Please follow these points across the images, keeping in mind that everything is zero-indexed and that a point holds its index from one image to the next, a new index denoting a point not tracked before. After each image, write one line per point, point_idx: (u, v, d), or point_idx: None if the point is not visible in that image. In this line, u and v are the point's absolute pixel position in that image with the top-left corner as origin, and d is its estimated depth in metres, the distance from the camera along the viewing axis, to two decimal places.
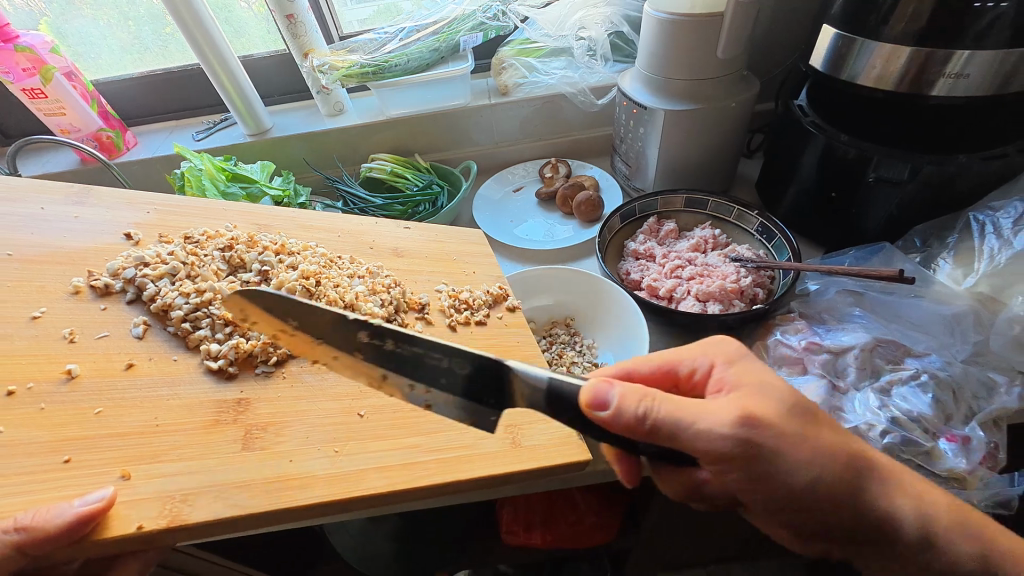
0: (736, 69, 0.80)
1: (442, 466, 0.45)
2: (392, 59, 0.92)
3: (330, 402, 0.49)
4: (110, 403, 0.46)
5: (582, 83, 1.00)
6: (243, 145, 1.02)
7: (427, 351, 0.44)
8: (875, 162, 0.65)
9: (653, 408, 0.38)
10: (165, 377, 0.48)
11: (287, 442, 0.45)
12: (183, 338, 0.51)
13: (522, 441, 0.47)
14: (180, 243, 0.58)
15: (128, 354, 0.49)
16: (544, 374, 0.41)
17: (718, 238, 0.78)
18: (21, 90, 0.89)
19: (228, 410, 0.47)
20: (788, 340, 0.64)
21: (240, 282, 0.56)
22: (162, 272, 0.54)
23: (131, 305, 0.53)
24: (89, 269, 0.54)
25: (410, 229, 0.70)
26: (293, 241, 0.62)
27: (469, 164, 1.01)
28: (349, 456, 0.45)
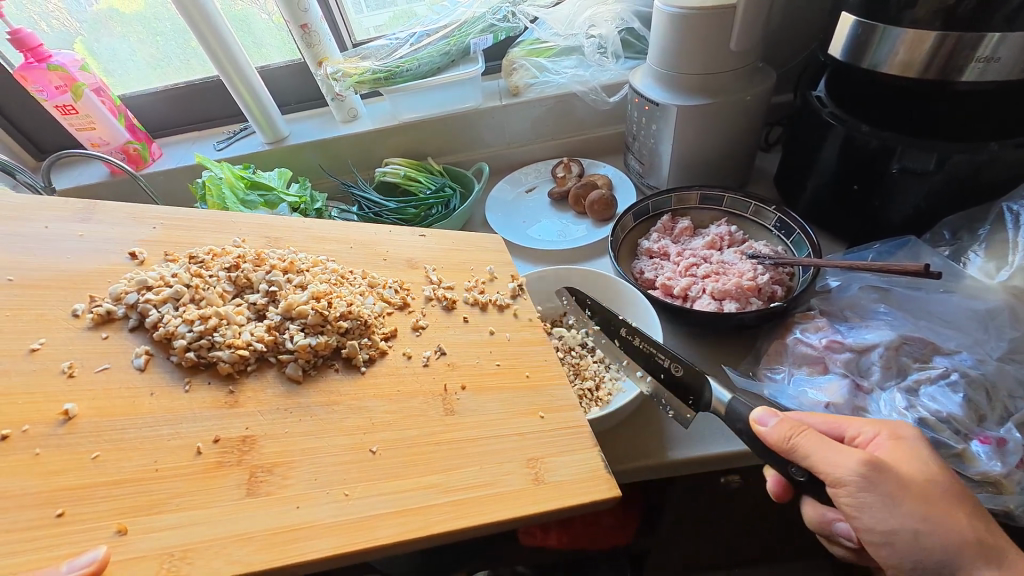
0: (749, 62, 0.79)
1: (457, 509, 0.44)
2: (403, 65, 0.94)
3: (342, 437, 0.48)
4: (108, 447, 0.43)
5: (592, 82, 0.99)
6: (263, 153, 1.05)
7: (658, 352, 0.60)
8: (899, 151, 0.63)
9: (805, 436, 0.45)
10: (166, 415, 0.47)
11: (293, 485, 0.44)
12: (188, 368, 0.51)
13: (543, 477, 0.47)
14: (185, 262, 0.59)
15: (130, 389, 0.48)
16: (729, 395, 0.53)
17: (734, 235, 0.76)
18: (54, 107, 0.93)
19: (231, 452, 0.45)
20: (808, 338, 0.62)
21: (247, 304, 0.58)
22: (166, 296, 0.54)
23: (133, 332, 0.52)
24: (90, 294, 0.54)
25: (426, 237, 0.72)
26: (302, 257, 0.63)
27: (481, 166, 1.01)
28: (360, 500, 0.44)
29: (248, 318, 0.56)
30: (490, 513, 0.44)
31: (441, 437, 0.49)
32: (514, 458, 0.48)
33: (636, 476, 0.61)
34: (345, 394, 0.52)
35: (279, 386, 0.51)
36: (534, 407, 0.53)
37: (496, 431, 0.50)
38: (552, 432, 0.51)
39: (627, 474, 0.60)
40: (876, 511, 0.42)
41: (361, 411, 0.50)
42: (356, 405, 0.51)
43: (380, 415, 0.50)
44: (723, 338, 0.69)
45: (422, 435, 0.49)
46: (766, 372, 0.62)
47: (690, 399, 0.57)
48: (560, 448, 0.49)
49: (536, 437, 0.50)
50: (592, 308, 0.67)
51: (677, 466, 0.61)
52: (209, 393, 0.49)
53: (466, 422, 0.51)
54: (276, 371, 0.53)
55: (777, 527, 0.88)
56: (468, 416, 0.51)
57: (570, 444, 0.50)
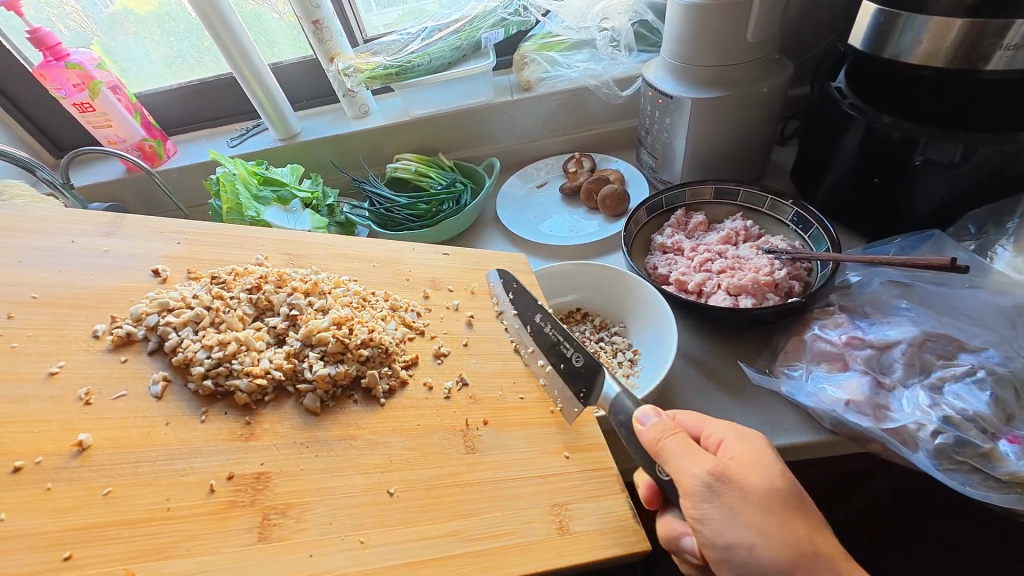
0: (765, 53, 0.77)
1: (479, 560, 0.44)
2: (414, 60, 0.93)
3: (359, 477, 0.48)
4: (121, 482, 0.44)
5: (605, 75, 0.98)
6: (274, 149, 1.05)
7: (566, 344, 0.61)
8: (923, 143, 0.61)
9: (670, 440, 0.45)
10: (181, 447, 0.47)
11: (308, 531, 0.44)
12: (206, 396, 0.51)
13: (570, 527, 0.47)
14: (205, 283, 0.59)
15: (146, 417, 0.48)
16: (617, 387, 0.54)
17: (750, 230, 0.74)
18: (71, 105, 0.95)
19: (245, 490, 0.45)
20: (827, 334, 0.60)
21: (267, 328, 0.57)
22: (186, 320, 0.55)
23: (152, 355, 0.53)
24: (112, 315, 0.54)
25: (449, 255, 0.72)
26: (324, 278, 0.63)
27: (492, 162, 1.00)
28: (376, 548, 0.44)
29: (267, 343, 0.56)
30: (516, 566, 0.44)
31: (461, 478, 0.49)
32: (539, 503, 0.48)
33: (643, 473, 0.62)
34: (364, 428, 0.52)
35: (296, 418, 0.52)
36: (559, 446, 0.53)
37: (518, 474, 0.50)
38: (575, 475, 0.50)
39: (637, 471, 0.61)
40: (725, 529, 0.40)
41: (383, 447, 0.50)
42: (375, 440, 0.51)
43: (400, 453, 0.50)
44: (739, 335, 0.67)
45: (444, 475, 0.49)
46: (783, 370, 0.61)
47: (584, 391, 0.56)
48: (578, 496, 0.49)
49: (565, 477, 0.50)
50: (518, 292, 0.68)
51: None
52: (225, 423, 0.50)
53: (488, 461, 0.51)
54: (293, 401, 0.53)
55: None
56: (492, 454, 0.51)
57: (591, 489, 0.49)
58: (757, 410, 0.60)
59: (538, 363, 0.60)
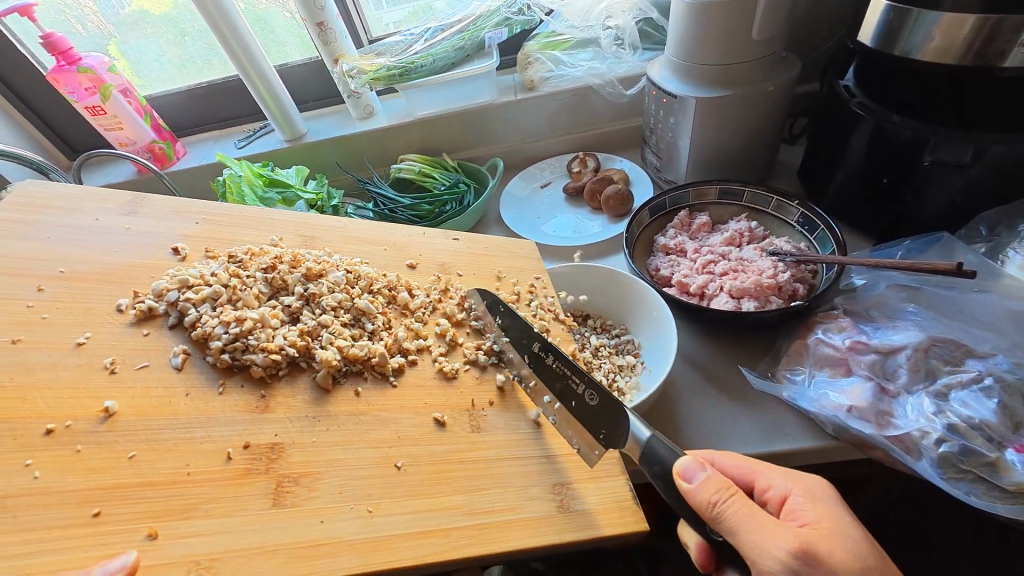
0: (773, 51, 0.76)
1: (480, 534, 0.45)
2: (417, 60, 0.93)
3: (369, 450, 0.49)
4: (144, 446, 0.45)
5: (609, 74, 0.97)
6: (280, 151, 1.06)
7: (574, 376, 0.55)
8: (932, 143, 0.60)
9: (728, 503, 0.43)
10: (200, 417, 0.48)
11: (320, 498, 0.45)
12: (223, 369, 0.52)
13: (569, 506, 0.47)
14: (223, 262, 0.60)
15: (167, 388, 0.49)
16: (648, 432, 0.49)
17: (754, 231, 0.73)
18: (84, 108, 0.97)
19: (260, 458, 0.46)
20: (831, 339, 0.59)
21: (281, 307, 0.58)
22: (205, 296, 0.55)
23: (172, 330, 0.54)
24: (135, 290, 0.56)
25: (459, 241, 0.73)
26: (337, 260, 0.64)
27: (496, 162, 1.00)
28: (384, 517, 0.44)
29: (282, 321, 0.57)
30: (517, 543, 0.44)
31: (465, 455, 0.50)
32: (541, 482, 0.48)
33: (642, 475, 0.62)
34: (374, 405, 0.52)
35: (308, 393, 0.52)
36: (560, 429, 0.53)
37: (520, 451, 0.51)
38: (573, 459, 0.50)
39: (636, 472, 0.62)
40: None
41: (389, 423, 0.51)
42: (383, 418, 0.51)
43: (409, 429, 0.51)
44: (742, 338, 0.66)
45: (447, 453, 0.50)
46: (786, 375, 0.60)
47: (604, 433, 0.50)
48: (586, 474, 0.49)
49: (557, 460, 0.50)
50: (505, 315, 0.62)
51: None
52: (242, 396, 0.50)
53: (490, 441, 0.51)
54: (307, 377, 0.54)
55: None
56: (495, 435, 0.52)
57: (594, 471, 0.50)
58: (757, 413, 0.59)
59: (544, 400, 0.54)
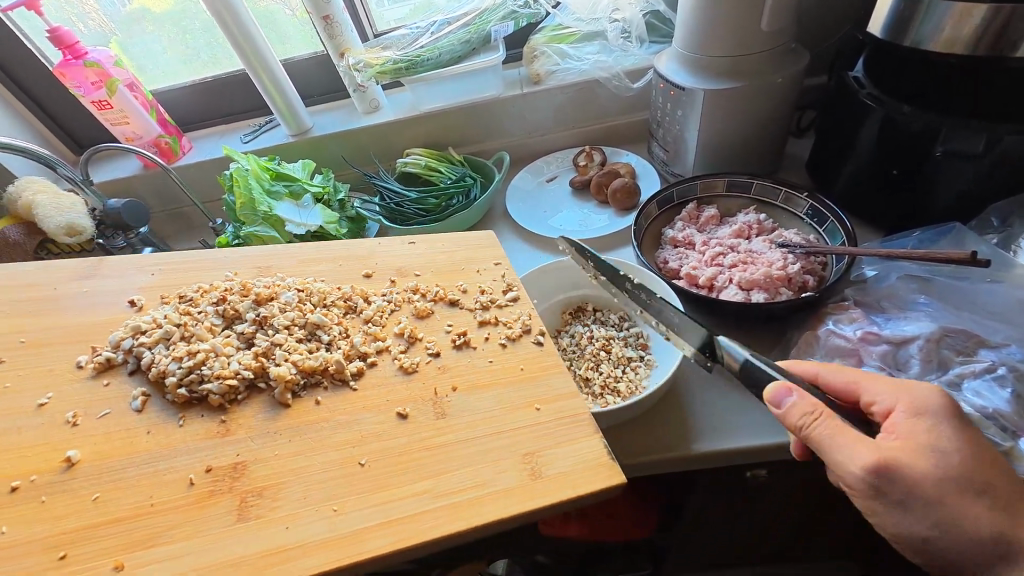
0: (782, 43, 0.75)
1: (452, 512, 0.46)
2: (424, 54, 0.93)
3: (333, 453, 0.50)
4: (106, 487, 0.48)
5: (616, 68, 0.96)
6: (286, 145, 1.06)
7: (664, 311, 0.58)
8: (943, 134, 0.60)
9: (814, 428, 0.44)
10: (162, 450, 0.51)
11: (281, 506, 0.46)
12: (182, 403, 0.55)
13: (542, 472, 0.48)
14: (175, 303, 0.63)
15: (128, 430, 0.53)
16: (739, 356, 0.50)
17: (764, 224, 0.73)
18: (91, 103, 0.97)
19: (222, 479, 0.49)
20: (842, 330, 0.58)
21: (236, 334, 0.61)
22: (158, 338, 0.59)
23: (131, 376, 0.58)
24: (93, 346, 0.60)
25: (415, 245, 0.74)
26: (287, 283, 0.66)
27: (501, 156, 0.99)
28: (350, 515, 0.46)
29: (237, 347, 0.59)
30: (483, 513, 0.45)
31: (428, 442, 0.51)
32: (510, 454, 0.49)
33: (654, 468, 0.58)
34: (334, 412, 0.54)
35: (268, 411, 0.54)
36: (530, 399, 0.54)
37: (483, 431, 0.51)
38: (547, 424, 0.52)
39: (641, 467, 0.58)
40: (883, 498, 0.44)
41: (352, 425, 0.53)
42: (346, 420, 0.53)
43: (370, 427, 0.53)
44: (752, 329, 0.65)
45: (413, 441, 0.51)
46: None
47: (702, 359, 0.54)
48: (558, 440, 0.50)
49: (528, 430, 0.51)
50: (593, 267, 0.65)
51: (700, 460, 0.58)
52: (202, 424, 0.53)
53: (458, 424, 0.52)
54: (265, 396, 0.56)
55: (796, 530, 0.87)
56: (460, 417, 0.53)
57: (565, 436, 0.51)
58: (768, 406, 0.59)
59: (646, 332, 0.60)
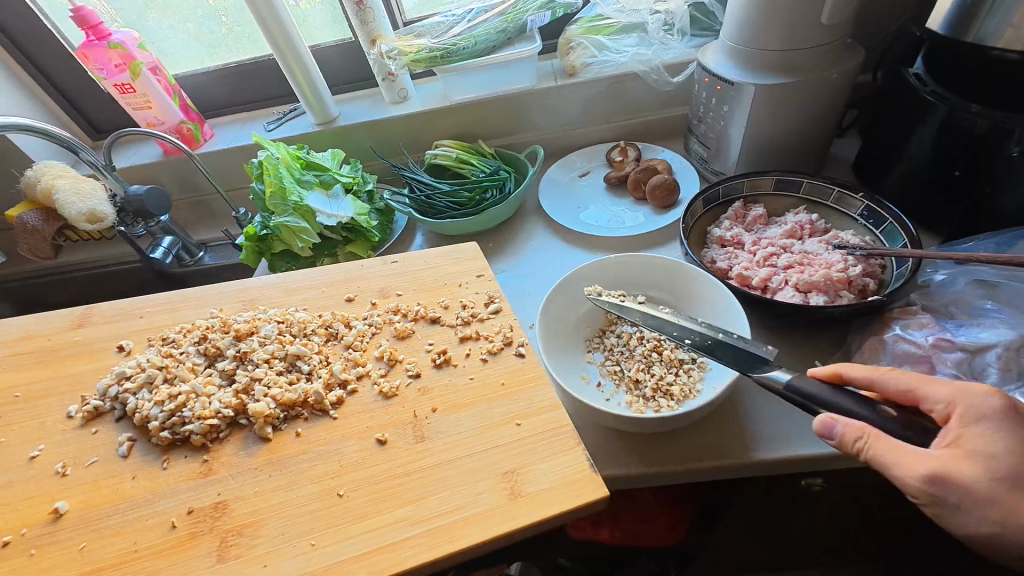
0: (840, 37, 0.73)
1: (429, 540, 0.46)
2: (460, 42, 0.91)
3: (311, 487, 0.51)
4: (92, 536, 0.49)
5: (655, 60, 0.94)
6: (313, 134, 1.04)
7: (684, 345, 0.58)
8: (1018, 133, 0.57)
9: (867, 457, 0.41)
10: (148, 494, 0.52)
11: (262, 544, 0.47)
12: (165, 445, 0.56)
13: (522, 490, 0.49)
14: (157, 346, 0.65)
15: (115, 475, 0.54)
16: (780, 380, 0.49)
17: (816, 224, 0.71)
18: (112, 86, 0.94)
19: (205, 520, 0.49)
20: (912, 336, 0.55)
21: (217, 372, 0.61)
22: (141, 383, 0.60)
23: (119, 421, 0.59)
24: (82, 395, 0.61)
25: (397, 264, 0.75)
26: (268, 315, 0.67)
27: (535, 150, 0.97)
28: (328, 548, 0.46)
29: (218, 385, 0.60)
30: (463, 540, 0.46)
31: (411, 467, 0.52)
32: (488, 475, 0.50)
33: (698, 476, 0.57)
34: (314, 441, 0.55)
35: (248, 446, 0.55)
36: (511, 416, 0.55)
37: (470, 448, 0.52)
38: (529, 440, 0.52)
39: (684, 475, 0.57)
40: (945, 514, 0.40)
41: (333, 455, 0.53)
42: (325, 450, 0.54)
43: (349, 456, 0.53)
44: (810, 333, 0.63)
45: (393, 467, 0.52)
46: None
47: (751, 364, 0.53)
48: (536, 457, 0.51)
49: (508, 448, 0.52)
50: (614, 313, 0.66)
51: (754, 467, 0.56)
52: (186, 465, 0.54)
53: (437, 446, 0.53)
54: (247, 432, 0.57)
55: (837, 537, 0.84)
56: (439, 440, 0.53)
57: (546, 451, 0.51)
58: None
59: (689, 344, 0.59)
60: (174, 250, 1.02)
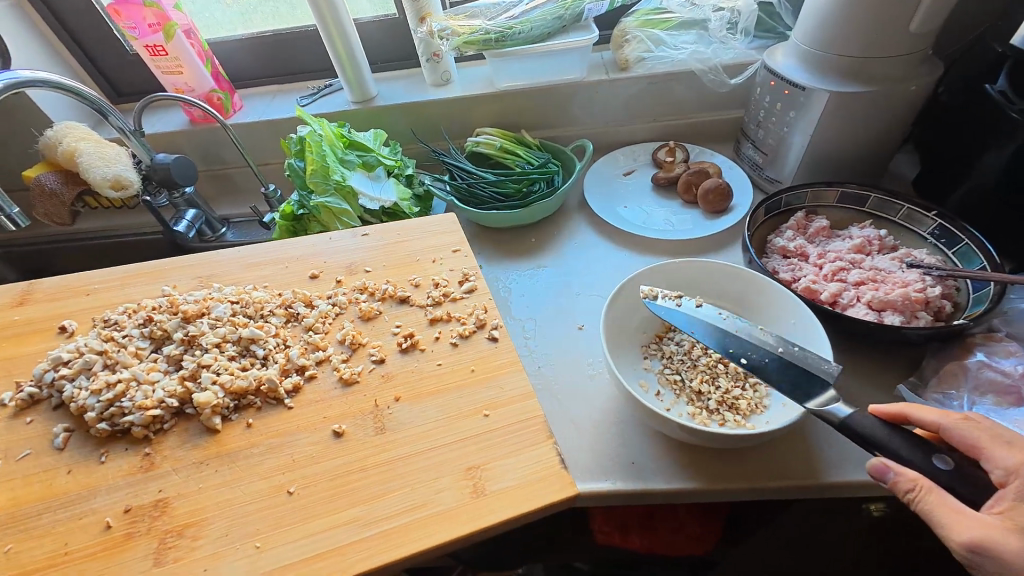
0: (922, 49, 0.70)
1: (382, 544, 0.44)
2: (515, 26, 0.87)
3: (259, 483, 0.48)
4: (18, 538, 0.46)
5: (714, 60, 0.91)
6: (350, 112, 0.99)
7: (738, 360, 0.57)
8: None
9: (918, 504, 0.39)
10: (83, 490, 0.49)
11: (203, 547, 0.44)
12: (104, 437, 0.52)
13: (484, 489, 0.46)
14: (98, 330, 0.61)
15: (48, 470, 0.50)
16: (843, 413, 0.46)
17: (885, 240, 0.68)
18: (143, 47, 0.89)
19: (143, 519, 0.46)
20: (999, 364, 0.54)
21: (162, 357, 0.58)
22: (79, 369, 0.56)
23: (56, 410, 0.55)
24: (17, 382, 0.57)
25: (369, 237, 0.72)
26: (225, 295, 0.64)
27: (584, 143, 0.93)
28: (273, 551, 0.44)
29: (163, 372, 0.57)
30: (423, 541, 0.43)
31: (370, 462, 0.49)
32: (449, 473, 0.48)
33: (772, 494, 0.55)
34: (270, 432, 0.52)
35: (194, 438, 0.52)
36: (478, 407, 0.53)
37: (438, 441, 0.50)
38: (495, 437, 0.50)
39: (758, 492, 0.55)
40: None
41: (283, 449, 0.51)
42: (276, 444, 0.51)
43: (303, 450, 0.50)
44: (880, 353, 0.62)
45: (350, 462, 0.49)
46: (937, 398, 0.55)
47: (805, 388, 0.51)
48: (502, 452, 0.49)
49: (480, 440, 0.50)
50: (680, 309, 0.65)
51: (827, 490, 0.54)
52: (126, 459, 0.51)
53: (398, 439, 0.51)
54: (193, 423, 0.54)
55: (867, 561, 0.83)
56: (401, 431, 0.51)
57: (515, 445, 0.49)
58: None
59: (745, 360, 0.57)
60: (197, 225, 0.97)
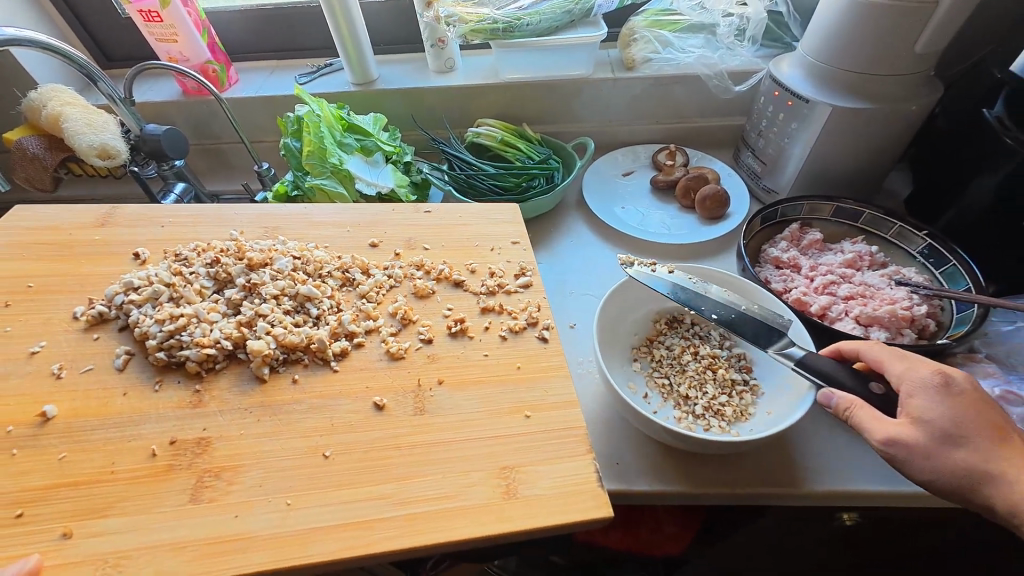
0: (925, 70, 0.71)
1: (409, 526, 0.43)
2: (524, 17, 0.86)
3: (299, 440, 0.48)
4: (73, 447, 0.46)
5: (720, 66, 0.91)
6: (349, 95, 0.97)
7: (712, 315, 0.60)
8: None
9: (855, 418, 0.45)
10: (132, 415, 0.48)
11: (237, 491, 0.44)
12: (160, 366, 0.52)
13: (517, 492, 0.46)
14: (169, 261, 0.60)
15: (106, 389, 0.50)
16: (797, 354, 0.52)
17: (876, 256, 0.70)
18: (137, 12, 0.85)
19: (186, 453, 0.46)
20: None
21: (223, 300, 0.58)
22: (147, 297, 0.56)
23: (121, 331, 0.55)
24: (90, 297, 0.57)
25: (429, 214, 0.71)
26: (285, 248, 0.63)
27: (586, 142, 0.92)
28: (302, 511, 0.43)
29: (221, 315, 0.57)
30: (455, 530, 0.43)
31: (401, 441, 0.48)
32: (484, 467, 0.47)
33: (748, 501, 0.56)
34: (312, 391, 0.52)
35: (243, 384, 0.52)
36: (522, 406, 0.52)
37: (479, 431, 0.50)
38: (527, 441, 0.49)
39: (733, 498, 0.56)
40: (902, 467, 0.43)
41: (326, 411, 0.50)
42: (319, 404, 0.51)
43: (344, 416, 0.50)
44: None
45: (387, 437, 0.49)
46: None
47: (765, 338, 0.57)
48: (540, 457, 0.48)
49: (511, 441, 0.49)
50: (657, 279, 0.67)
51: (802, 498, 0.56)
52: (176, 392, 0.51)
53: (438, 423, 0.50)
54: (243, 368, 0.53)
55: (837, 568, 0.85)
56: (439, 416, 0.51)
57: (552, 453, 0.48)
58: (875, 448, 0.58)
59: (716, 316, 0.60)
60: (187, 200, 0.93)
